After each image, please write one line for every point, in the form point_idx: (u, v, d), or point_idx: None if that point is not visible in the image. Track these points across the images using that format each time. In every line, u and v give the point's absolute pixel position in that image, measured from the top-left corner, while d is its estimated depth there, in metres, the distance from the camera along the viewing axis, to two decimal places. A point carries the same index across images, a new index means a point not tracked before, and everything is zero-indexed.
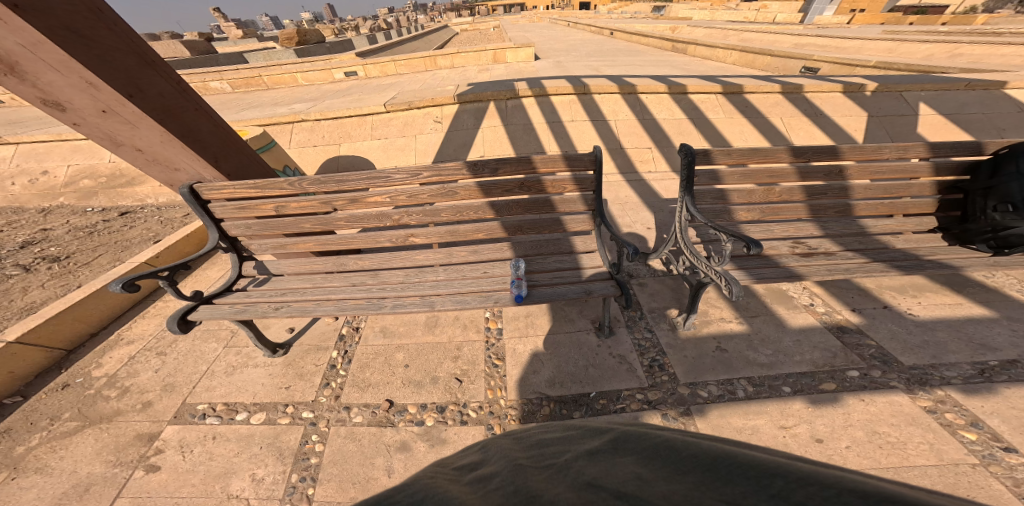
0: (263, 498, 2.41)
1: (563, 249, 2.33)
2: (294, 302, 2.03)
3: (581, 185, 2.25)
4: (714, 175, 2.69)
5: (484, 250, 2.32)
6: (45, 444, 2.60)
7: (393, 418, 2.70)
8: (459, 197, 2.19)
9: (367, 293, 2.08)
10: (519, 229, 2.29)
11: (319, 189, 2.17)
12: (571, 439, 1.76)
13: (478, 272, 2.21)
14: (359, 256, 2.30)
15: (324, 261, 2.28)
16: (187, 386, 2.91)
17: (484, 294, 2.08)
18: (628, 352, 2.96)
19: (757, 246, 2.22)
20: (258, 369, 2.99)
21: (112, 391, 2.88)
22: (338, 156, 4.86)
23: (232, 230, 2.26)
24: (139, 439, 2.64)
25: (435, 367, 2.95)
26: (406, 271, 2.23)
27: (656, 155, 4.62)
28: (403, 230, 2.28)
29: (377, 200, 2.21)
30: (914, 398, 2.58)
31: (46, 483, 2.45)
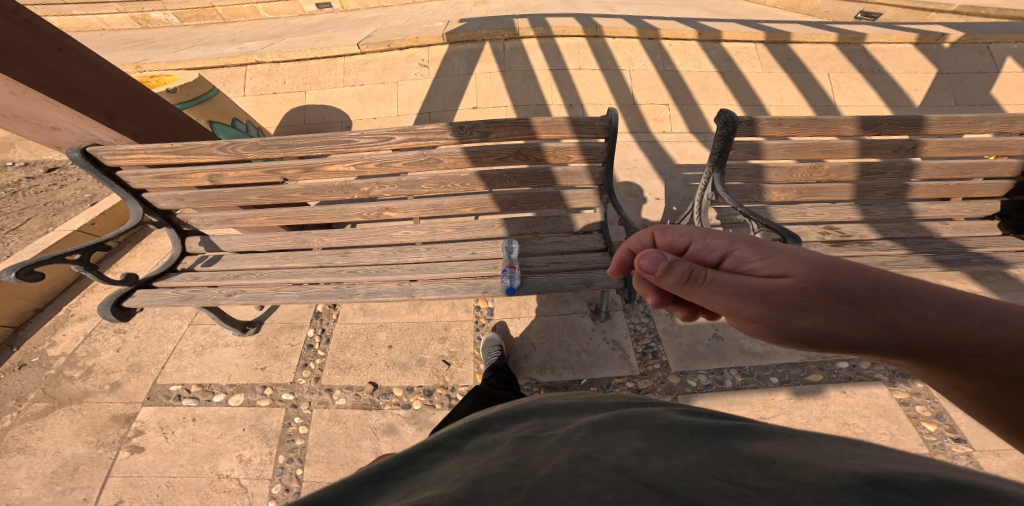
0: (252, 478, 2.34)
1: (561, 228, 2.06)
2: (248, 285, 1.83)
3: (589, 156, 1.91)
4: (757, 147, 2.30)
5: (473, 227, 2.05)
6: (19, 426, 2.54)
7: (378, 401, 2.57)
8: (442, 165, 1.90)
9: (331, 275, 1.85)
10: (513, 205, 2.04)
11: (258, 154, 1.91)
12: (573, 414, 1.36)
13: (468, 254, 1.96)
14: (324, 232, 2.05)
15: (282, 236, 2.03)
16: (155, 366, 2.78)
17: (471, 282, 1.83)
18: (622, 337, 2.74)
19: (797, 240, 1.86)
20: (228, 349, 2.84)
21: (74, 371, 2.77)
22: (303, 106, 4.47)
23: (162, 202, 2.07)
24: (116, 420, 2.56)
25: (422, 348, 2.77)
26: (378, 250, 1.96)
27: (673, 114, 4.19)
28: (374, 204, 2.03)
29: (343, 169, 1.92)
30: (893, 390, 2.40)
31: (32, 464, 2.41)
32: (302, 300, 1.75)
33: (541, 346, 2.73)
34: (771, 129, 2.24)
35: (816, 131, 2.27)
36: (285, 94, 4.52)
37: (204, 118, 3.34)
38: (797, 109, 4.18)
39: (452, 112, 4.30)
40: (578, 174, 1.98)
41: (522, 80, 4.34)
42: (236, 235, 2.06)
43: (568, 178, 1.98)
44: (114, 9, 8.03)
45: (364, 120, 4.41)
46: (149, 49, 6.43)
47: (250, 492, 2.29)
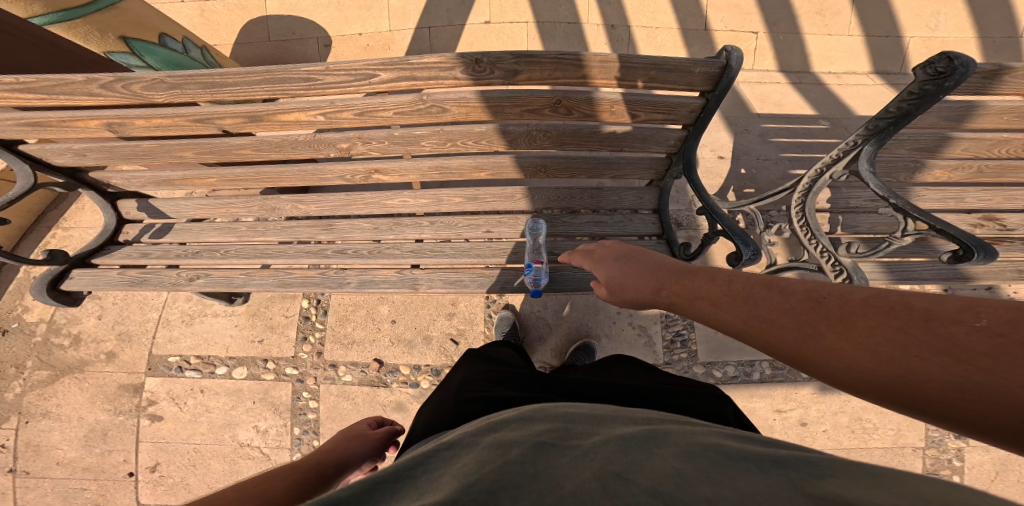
0: (274, 447, 2.37)
1: (600, 204, 1.65)
2: (218, 261, 1.57)
3: (668, 110, 1.34)
4: (963, 112, 1.58)
5: (488, 196, 1.66)
6: (32, 393, 2.54)
7: (385, 379, 2.32)
8: (451, 115, 1.38)
9: (314, 256, 1.59)
10: (540, 170, 1.60)
11: (170, 97, 1.29)
12: (601, 419, 1.02)
13: (478, 232, 1.63)
14: (297, 197, 1.63)
15: (244, 203, 1.62)
16: (146, 335, 2.52)
17: (488, 273, 1.57)
18: (650, 321, 2.32)
19: (990, 258, 1.50)
20: (221, 319, 2.44)
21: (62, 338, 2.60)
22: (263, 18, 3.33)
23: (51, 157, 1.48)
24: (125, 389, 2.51)
25: (428, 325, 2.36)
26: (364, 222, 1.64)
27: (761, 44, 3.24)
28: (357, 164, 1.52)
29: (308, 119, 1.35)
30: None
31: (62, 428, 2.50)
32: (283, 286, 1.53)
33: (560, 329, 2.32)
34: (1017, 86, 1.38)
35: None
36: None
37: (110, 33, 2.29)
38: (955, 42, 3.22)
39: (458, 28, 3.24)
40: (644, 137, 1.44)
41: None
42: (188, 199, 1.65)
43: (622, 141, 1.46)
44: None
45: (346, 35, 3.27)
46: None
47: (273, 459, 2.37)
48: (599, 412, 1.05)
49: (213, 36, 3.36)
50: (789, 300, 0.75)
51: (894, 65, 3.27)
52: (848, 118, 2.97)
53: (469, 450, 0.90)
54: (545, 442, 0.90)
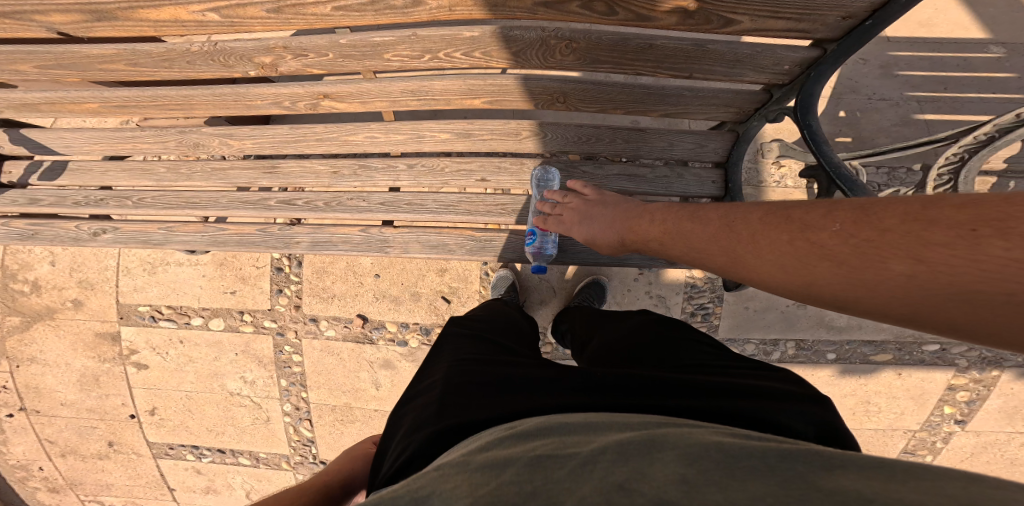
0: (262, 397, 2.25)
1: (638, 153, 1.28)
2: (162, 220, 1.29)
3: (808, 10, 0.86)
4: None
5: (484, 132, 1.26)
6: (12, 339, 2.40)
7: (370, 335, 2.11)
8: (432, 14, 0.91)
9: (254, 207, 1.27)
10: (559, 101, 1.18)
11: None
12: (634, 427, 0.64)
13: (469, 181, 1.29)
14: (225, 130, 1.26)
15: (155, 138, 1.26)
16: (108, 283, 2.26)
17: (478, 235, 1.30)
18: (672, 292, 1.92)
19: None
20: (186, 268, 2.17)
21: (21, 285, 2.34)
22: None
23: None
24: (104, 338, 2.33)
25: (416, 280, 2.05)
26: (316, 164, 1.27)
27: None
28: (304, 88, 1.10)
29: (193, 18, 0.93)
30: (953, 375, 1.91)
31: (53, 372, 2.41)
32: (215, 245, 1.29)
33: (566, 293, 1.94)
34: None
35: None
36: None
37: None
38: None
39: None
40: (734, 59, 1.01)
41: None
42: (75, 131, 1.27)
43: (685, 66, 1.03)
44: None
45: None
46: None
47: (264, 408, 2.27)
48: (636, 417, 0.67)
49: None
50: (707, 229, 0.76)
51: None
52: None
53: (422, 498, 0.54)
54: (537, 456, 0.58)
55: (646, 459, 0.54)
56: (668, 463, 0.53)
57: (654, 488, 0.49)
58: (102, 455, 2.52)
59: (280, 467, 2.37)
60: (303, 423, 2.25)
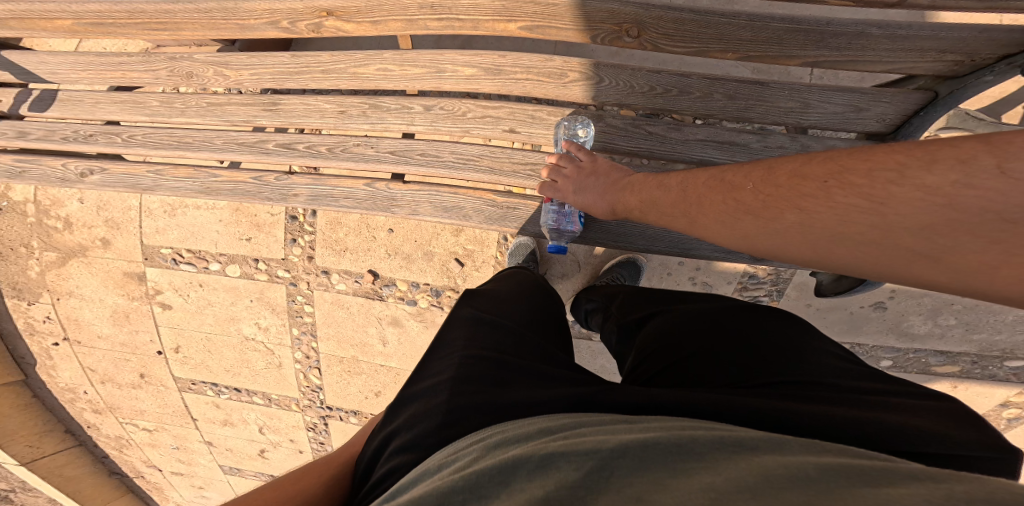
0: (275, 343, 2.23)
1: (747, 114, 1.09)
2: (149, 162, 1.24)
3: None
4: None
5: (514, 71, 1.06)
6: (50, 272, 2.44)
7: (381, 292, 2.01)
8: None
9: (250, 149, 1.17)
10: (633, 31, 0.97)
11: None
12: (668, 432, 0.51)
13: (494, 130, 1.11)
14: (219, 60, 1.14)
15: (141, 67, 1.17)
16: (132, 223, 2.23)
17: (499, 200, 1.18)
18: (722, 282, 1.68)
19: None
20: (204, 212, 2.12)
21: (53, 221, 2.35)
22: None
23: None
24: (131, 277, 2.34)
25: (431, 239, 1.91)
26: (321, 100, 1.13)
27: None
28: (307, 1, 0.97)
29: None
30: (1018, 392, 1.66)
31: (89, 307, 2.47)
32: (207, 192, 1.25)
33: (591, 270, 1.76)
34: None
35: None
36: None
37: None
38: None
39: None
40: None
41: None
42: (57, 55, 1.21)
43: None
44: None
45: None
46: None
47: (277, 354, 2.25)
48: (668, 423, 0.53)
49: None
50: (665, 193, 0.84)
51: None
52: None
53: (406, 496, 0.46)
54: (548, 453, 0.47)
55: (675, 470, 0.42)
56: (696, 469, 0.42)
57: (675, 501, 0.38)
58: (135, 384, 2.62)
59: (291, 408, 2.39)
60: (313, 371, 2.23)
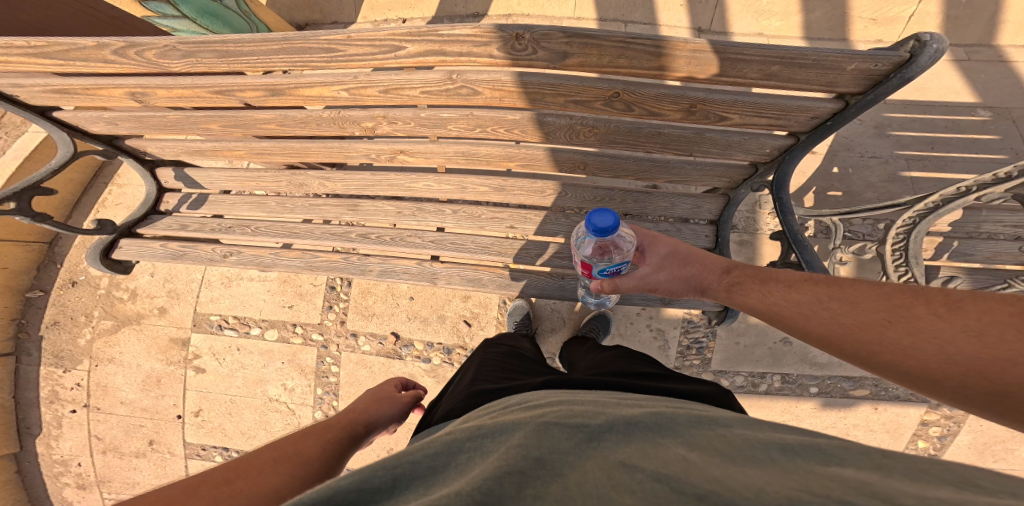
0: (297, 403, 2.49)
1: (644, 212, 1.55)
2: (273, 247, 1.59)
3: (783, 113, 1.10)
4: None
5: (514, 188, 1.56)
6: (101, 340, 2.76)
7: (400, 351, 2.35)
8: (483, 101, 1.22)
9: (337, 237, 1.60)
10: (582, 168, 1.47)
11: (186, 65, 1.13)
12: (635, 413, 0.67)
13: (501, 226, 1.59)
14: (322, 173, 1.61)
15: (271, 178, 1.61)
16: (191, 293, 2.66)
17: (506, 274, 1.58)
18: (670, 326, 2.09)
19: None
20: (255, 283, 2.56)
21: (122, 292, 2.76)
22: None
23: (89, 124, 1.41)
24: (177, 342, 2.68)
25: (443, 304, 2.32)
26: (386, 204, 1.61)
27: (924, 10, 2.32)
28: (385, 144, 1.47)
29: (331, 94, 1.22)
30: (927, 410, 1.99)
31: (123, 373, 2.74)
32: (309, 268, 1.59)
33: (573, 323, 2.16)
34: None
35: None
36: None
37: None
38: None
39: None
40: (728, 143, 1.23)
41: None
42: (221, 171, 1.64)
43: (694, 146, 1.26)
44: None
45: None
46: None
47: (298, 414, 2.50)
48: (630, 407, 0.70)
49: None
50: (798, 289, 0.93)
51: None
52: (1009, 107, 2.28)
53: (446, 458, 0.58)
54: (547, 422, 0.62)
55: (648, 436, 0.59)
56: (669, 444, 0.57)
57: (660, 464, 0.52)
58: (138, 453, 2.72)
59: None
60: None
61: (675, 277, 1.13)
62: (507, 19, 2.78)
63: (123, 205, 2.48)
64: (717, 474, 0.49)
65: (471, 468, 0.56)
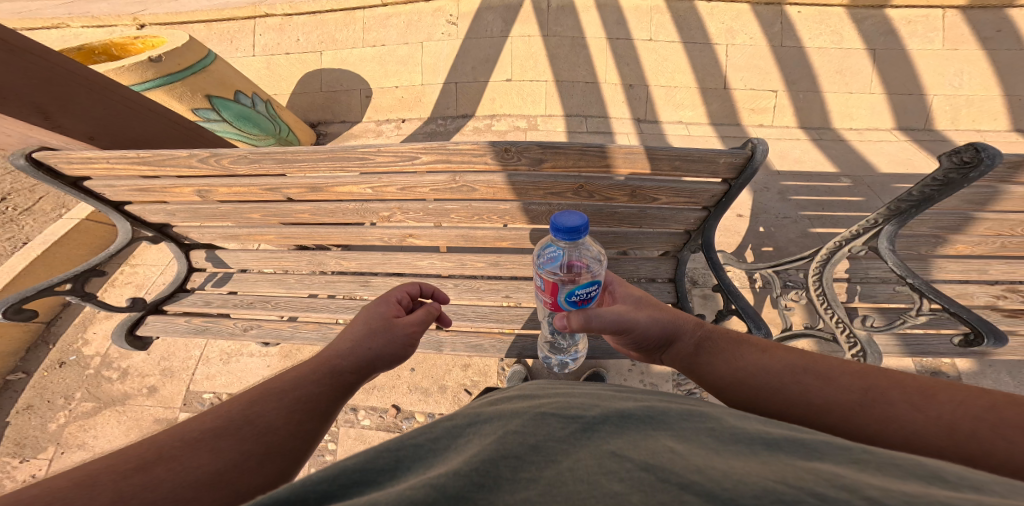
0: None
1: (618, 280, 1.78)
2: (292, 319, 1.75)
3: (691, 197, 1.42)
4: (992, 196, 1.44)
5: (506, 262, 1.82)
6: (74, 423, 2.49)
7: (401, 425, 2.26)
8: (479, 196, 1.49)
9: (350, 309, 1.77)
10: None
11: (250, 170, 1.51)
12: (623, 400, 0.76)
13: (498, 296, 1.79)
14: (341, 253, 1.88)
15: (294, 257, 1.89)
16: (187, 371, 2.66)
17: (504, 338, 1.72)
18: (661, 380, 2.19)
19: (1003, 345, 1.38)
20: (254, 359, 2.64)
21: (112, 372, 2.69)
22: (318, 71, 3.39)
23: (150, 215, 1.76)
24: (160, 423, 2.48)
25: (443, 374, 2.40)
26: (397, 279, 1.83)
27: (779, 103, 3.19)
28: (396, 230, 1.71)
29: (359, 191, 1.55)
30: None
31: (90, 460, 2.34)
32: (325, 339, 1.72)
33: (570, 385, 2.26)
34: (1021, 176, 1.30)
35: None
36: (299, 55, 3.39)
37: (199, 92, 2.44)
38: (978, 100, 3.10)
39: (484, 84, 3.25)
40: (664, 217, 1.51)
41: (570, 49, 3.21)
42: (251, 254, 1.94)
43: (642, 221, 1.53)
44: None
45: (384, 88, 3.34)
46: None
47: None
48: (624, 396, 0.79)
49: (274, 87, 3.44)
50: (776, 364, 0.96)
51: (916, 120, 3.16)
52: (870, 175, 2.77)
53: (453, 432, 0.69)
54: (543, 412, 0.71)
55: (640, 428, 0.68)
56: (662, 437, 0.65)
57: (648, 455, 0.60)
58: None
59: None
60: None
61: (652, 319, 1.14)
62: (491, 118, 3.25)
63: (132, 284, 2.57)
64: (700, 465, 0.57)
65: (468, 446, 0.65)
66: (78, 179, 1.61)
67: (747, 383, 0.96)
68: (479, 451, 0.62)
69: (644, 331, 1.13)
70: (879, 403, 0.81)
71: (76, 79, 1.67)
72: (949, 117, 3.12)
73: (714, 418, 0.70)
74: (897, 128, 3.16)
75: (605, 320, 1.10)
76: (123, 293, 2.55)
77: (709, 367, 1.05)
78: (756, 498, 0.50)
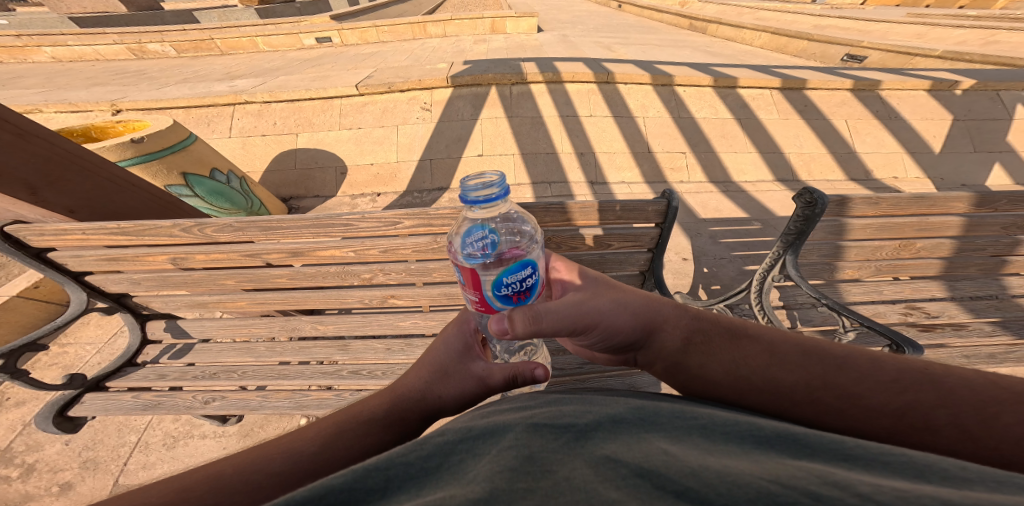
0: None
1: None
2: (262, 388, 1.75)
3: (637, 241, 1.63)
4: (841, 227, 1.71)
5: None
6: None
7: None
8: None
9: (330, 375, 1.77)
10: None
11: (232, 237, 1.60)
12: (625, 410, 0.85)
13: None
14: (317, 318, 1.94)
15: (266, 323, 1.93)
16: (116, 462, 2.01)
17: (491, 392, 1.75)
18: None
19: (919, 352, 1.54)
20: None
21: (11, 470, 2.01)
22: (294, 150, 3.57)
23: (111, 285, 1.76)
24: None
25: None
26: (379, 342, 1.87)
27: (690, 162, 3.68)
28: (377, 290, 1.79)
29: (341, 254, 1.65)
30: None
31: None
32: (300, 407, 1.70)
33: None
34: (863, 209, 1.64)
35: (919, 210, 1.67)
36: (273, 137, 3.60)
37: (175, 170, 2.52)
38: (818, 157, 3.76)
39: (457, 160, 3.55)
40: (620, 261, 1.70)
41: (530, 127, 3.65)
42: (220, 322, 1.96)
43: (604, 266, 1.71)
44: (56, 40, 6.19)
45: (360, 164, 3.56)
46: (95, 85, 4.57)
47: None
48: (618, 402, 0.88)
49: (248, 167, 3.57)
50: (809, 372, 1.04)
51: (788, 173, 3.69)
52: (773, 219, 3.17)
53: (462, 458, 0.77)
54: (538, 424, 0.81)
55: (635, 435, 0.79)
56: (654, 440, 0.77)
57: (644, 460, 0.71)
58: None
59: None
60: None
61: (609, 304, 1.21)
62: None
63: (58, 366, 2.36)
64: (695, 467, 0.68)
65: (464, 469, 0.74)
66: (42, 250, 1.61)
67: (769, 400, 1.02)
68: (492, 477, 0.70)
69: (605, 322, 1.21)
70: (927, 429, 0.93)
71: (75, 154, 1.77)
72: (806, 170, 3.72)
73: (707, 418, 0.83)
74: (776, 180, 3.66)
75: (556, 312, 1.17)
76: (47, 377, 2.31)
77: (704, 370, 1.12)
78: (752, 501, 0.60)
